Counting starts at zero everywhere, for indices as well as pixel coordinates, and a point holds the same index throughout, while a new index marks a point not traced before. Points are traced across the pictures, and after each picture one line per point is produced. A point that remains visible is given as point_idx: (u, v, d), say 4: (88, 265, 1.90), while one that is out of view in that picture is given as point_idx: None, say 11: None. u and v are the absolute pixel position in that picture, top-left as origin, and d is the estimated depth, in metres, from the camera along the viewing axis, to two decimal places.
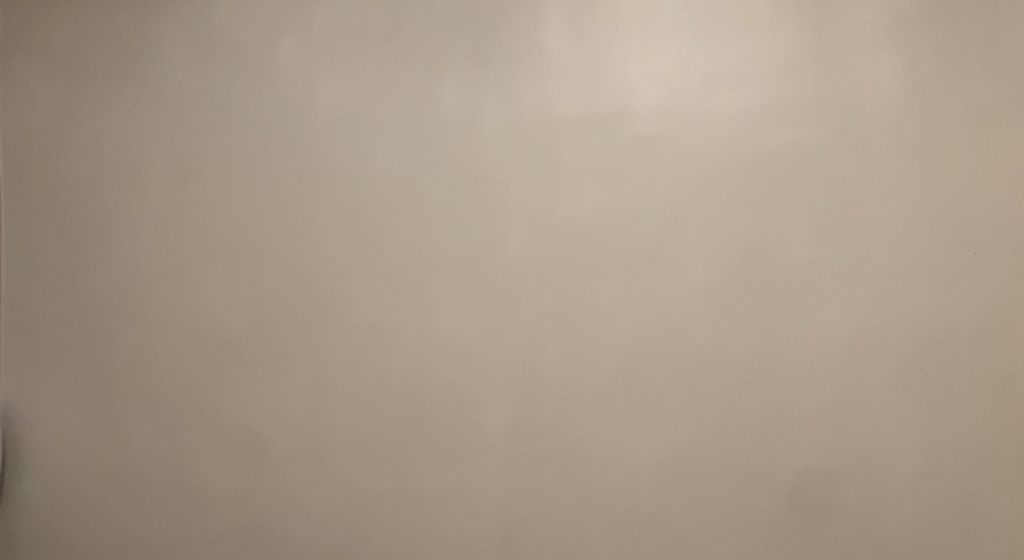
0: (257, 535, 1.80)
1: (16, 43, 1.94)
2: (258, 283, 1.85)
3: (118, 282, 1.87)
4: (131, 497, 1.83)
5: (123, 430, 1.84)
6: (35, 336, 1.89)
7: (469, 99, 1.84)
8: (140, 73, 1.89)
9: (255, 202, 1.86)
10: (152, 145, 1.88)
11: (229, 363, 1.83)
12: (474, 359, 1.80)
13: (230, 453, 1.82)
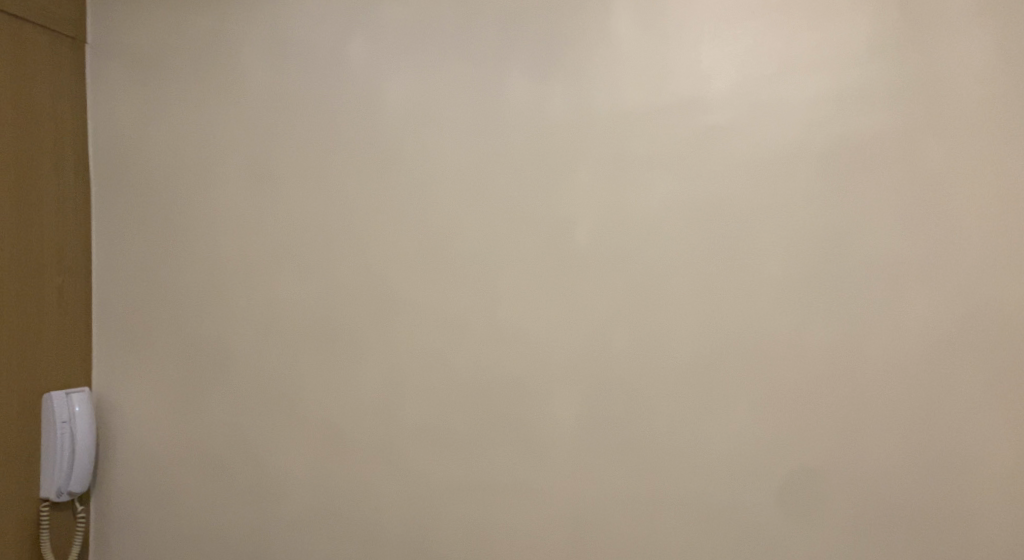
0: (336, 518, 1.87)
1: (100, 44, 2.00)
2: (332, 275, 1.89)
3: (199, 275, 1.94)
4: (217, 482, 1.91)
5: (208, 418, 1.92)
6: (123, 328, 1.97)
7: (537, 92, 1.82)
8: (217, 71, 1.94)
9: (329, 196, 1.90)
10: (230, 143, 1.93)
11: (305, 353, 1.89)
12: (542, 351, 1.81)
13: (309, 441, 1.88)
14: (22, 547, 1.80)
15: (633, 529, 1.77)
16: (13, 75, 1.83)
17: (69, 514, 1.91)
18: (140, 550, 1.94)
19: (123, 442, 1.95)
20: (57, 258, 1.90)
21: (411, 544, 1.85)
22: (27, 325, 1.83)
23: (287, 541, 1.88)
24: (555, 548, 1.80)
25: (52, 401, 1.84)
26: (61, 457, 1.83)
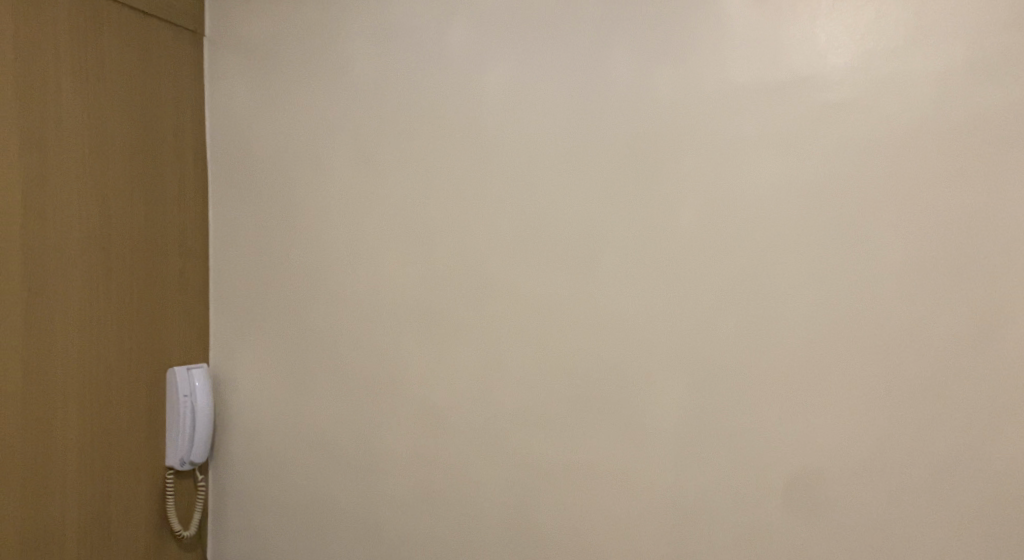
0: (438, 496, 1.90)
1: (217, 36, 2.08)
2: (432, 259, 1.90)
3: (309, 257, 2.00)
4: (326, 457, 1.99)
5: (317, 396, 1.99)
6: (240, 307, 2.07)
7: (641, 72, 1.74)
8: (325, 59, 1.98)
9: (430, 180, 1.91)
10: (337, 129, 1.97)
11: (407, 335, 1.92)
12: (642, 338, 1.75)
13: (411, 420, 1.92)
14: (151, 513, 1.95)
15: (737, 525, 1.69)
16: (140, 69, 1.92)
17: (190, 483, 2.04)
18: (256, 518, 2.05)
19: (239, 416, 2.06)
20: (178, 242, 2.01)
21: (510, 527, 1.85)
22: (153, 307, 1.95)
23: (393, 516, 1.94)
24: (655, 540, 1.75)
25: (176, 377, 1.96)
26: (184, 429, 1.96)
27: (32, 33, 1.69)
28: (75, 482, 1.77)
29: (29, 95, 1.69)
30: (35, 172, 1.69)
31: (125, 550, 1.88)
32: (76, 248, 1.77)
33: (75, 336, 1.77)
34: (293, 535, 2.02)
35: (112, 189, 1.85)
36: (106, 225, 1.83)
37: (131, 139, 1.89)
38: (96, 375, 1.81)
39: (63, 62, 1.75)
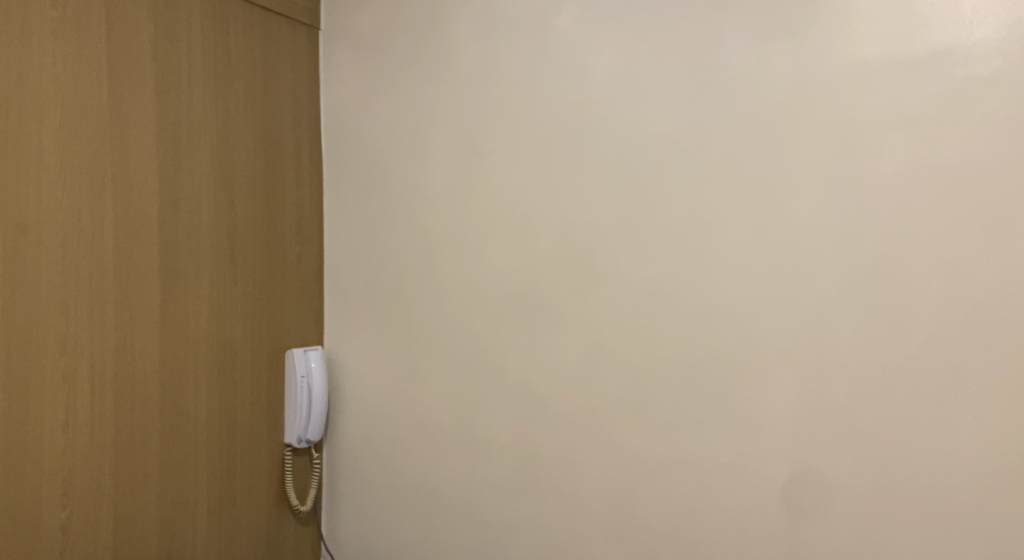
0: (539, 488, 1.83)
1: (331, 30, 2.08)
2: (533, 246, 1.83)
3: (414, 242, 1.98)
4: (429, 442, 1.95)
5: (419, 382, 1.96)
6: (348, 291, 2.07)
7: (758, 50, 1.61)
8: (433, 47, 1.94)
9: (532, 165, 1.83)
10: (446, 115, 1.93)
11: (508, 323, 1.86)
12: (755, 332, 1.62)
13: (511, 409, 1.85)
14: (272, 491, 1.94)
15: (870, 528, 1.54)
16: (261, 62, 1.93)
17: (306, 459, 2.05)
18: (364, 500, 2.03)
19: (350, 400, 2.06)
20: (293, 230, 2.02)
21: (617, 521, 1.75)
22: (273, 294, 1.96)
23: (496, 502, 1.87)
24: (773, 539, 1.61)
25: (294, 358, 1.97)
26: (301, 407, 1.96)
27: (167, 29, 1.72)
28: (206, 470, 1.78)
29: (165, 89, 1.71)
30: (169, 162, 1.72)
31: (249, 536, 1.88)
32: (205, 236, 1.79)
33: (205, 324, 1.79)
34: (398, 520, 1.99)
35: (236, 178, 1.87)
36: (230, 214, 1.85)
37: (252, 128, 1.91)
38: (225, 363, 1.83)
39: (195, 55, 1.77)
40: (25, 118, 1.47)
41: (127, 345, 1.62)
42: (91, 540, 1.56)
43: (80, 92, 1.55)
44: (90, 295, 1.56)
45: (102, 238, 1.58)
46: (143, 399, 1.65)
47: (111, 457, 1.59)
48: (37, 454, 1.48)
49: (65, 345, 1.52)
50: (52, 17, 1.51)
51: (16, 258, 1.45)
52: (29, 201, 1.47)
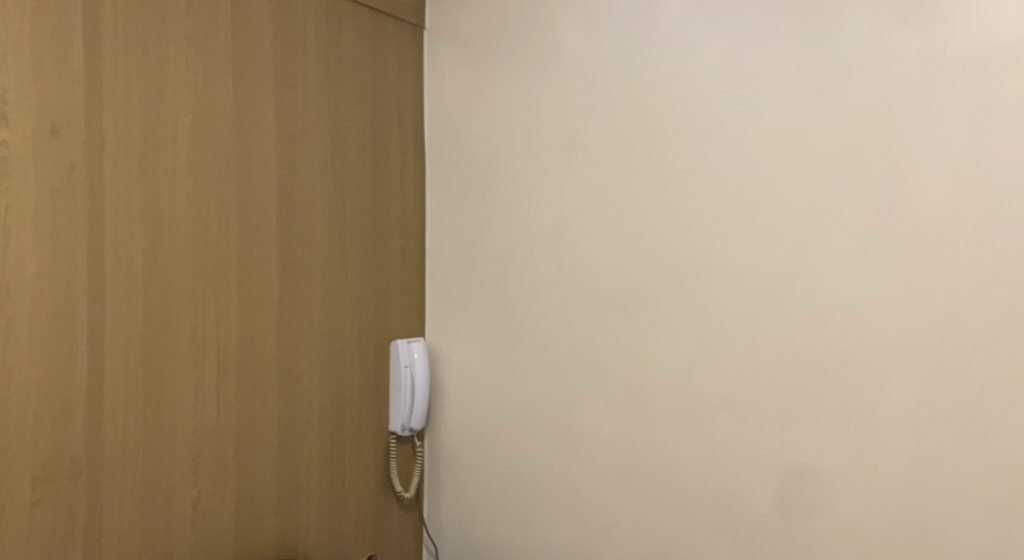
0: (642, 483, 1.83)
1: (435, 27, 2.11)
2: (637, 241, 1.83)
3: (515, 237, 1.99)
4: (530, 435, 1.98)
5: (520, 375, 1.99)
6: (450, 285, 2.11)
7: (884, 42, 1.57)
8: (539, 44, 1.94)
9: (637, 160, 1.82)
10: (548, 109, 1.93)
11: (610, 319, 1.86)
12: (871, 329, 1.59)
13: (613, 404, 1.86)
14: (377, 478, 2.01)
15: (998, 535, 1.49)
16: (370, 61, 1.98)
17: (410, 448, 2.11)
18: (466, 489, 2.08)
19: (452, 391, 2.10)
20: (398, 225, 2.07)
21: (719, 518, 1.74)
22: (379, 286, 2.02)
23: (597, 495, 1.89)
24: (885, 541, 1.58)
25: (397, 349, 2.03)
26: (405, 397, 2.02)
27: (285, 30, 1.78)
28: (317, 455, 1.85)
29: (284, 89, 1.78)
30: (286, 159, 1.79)
31: (356, 520, 1.95)
32: (318, 231, 1.86)
33: (319, 315, 1.86)
34: (499, 509, 2.03)
35: (346, 175, 1.93)
36: (340, 209, 1.91)
37: (362, 126, 1.97)
38: (335, 354, 1.90)
39: (311, 56, 1.84)
40: (162, 118, 1.55)
41: (247, 334, 1.70)
42: (217, 518, 1.64)
43: (210, 93, 1.63)
44: (216, 286, 1.64)
45: (227, 231, 1.66)
46: (262, 385, 1.73)
47: (234, 440, 1.67)
48: (172, 436, 1.56)
49: (195, 333, 1.60)
50: (184, 23, 1.58)
51: (155, 250, 1.54)
52: (165, 197, 1.55)
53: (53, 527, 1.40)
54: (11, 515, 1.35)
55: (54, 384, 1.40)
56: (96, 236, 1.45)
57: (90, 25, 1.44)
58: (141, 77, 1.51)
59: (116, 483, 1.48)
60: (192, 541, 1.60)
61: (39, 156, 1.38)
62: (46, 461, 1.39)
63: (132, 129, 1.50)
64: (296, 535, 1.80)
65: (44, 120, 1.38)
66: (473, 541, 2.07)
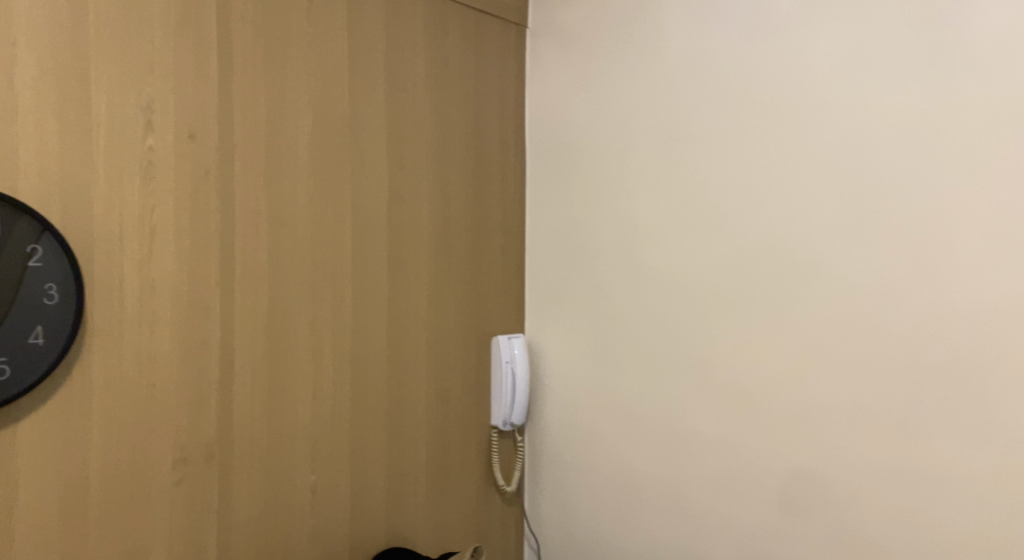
0: (749, 484, 1.79)
1: (537, 26, 2.13)
2: (744, 237, 1.78)
3: (617, 234, 1.98)
4: (631, 433, 1.97)
5: (622, 372, 1.98)
6: (550, 282, 2.12)
7: (1016, 30, 1.49)
8: (641, 39, 1.93)
9: (746, 154, 1.78)
10: (652, 103, 1.91)
11: (716, 317, 1.83)
12: (999, 331, 1.52)
13: (718, 403, 1.83)
14: (480, 470, 2.06)
15: None
16: (475, 62, 2.02)
17: (511, 442, 2.15)
18: (564, 485, 2.10)
19: (552, 387, 2.12)
20: (500, 223, 2.10)
21: (829, 521, 1.69)
22: (481, 283, 2.05)
23: (700, 496, 1.86)
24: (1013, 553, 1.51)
25: (499, 345, 2.06)
26: (506, 393, 2.06)
27: (394, 34, 1.84)
28: (423, 447, 1.91)
29: (393, 91, 1.84)
30: (395, 159, 1.84)
31: (460, 511, 2.00)
32: (424, 229, 1.91)
33: (425, 310, 1.92)
34: (597, 507, 2.04)
35: (451, 174, 1.97)
36: (445, 208, 1.96)
37: (467, 126, 2.01)
38: (439, 348, 1.95)
39: (419, 59, 1.89)
40: (283, 122, 1.63)
41: (359, 327, 1.77)
42: (332, 504, 1.72)
43: (327, 97, 1.71)
44: (330, 281, 1.71)
45: (341, 230, 1.73)
46: (374, 377, 1.80)
47: (350, 427, 1.75)
48: (292, 424, 1.65)
49: (313, 326, 1.68)
50: (304, 30, 1.66)
51: (278, 248, 1.62)
52: (286, 197, 1.63)
53: (191, 505, 1.50)
54: (155, 493, 1.46)
55: (191, 373, 1.50)
56: (227, 234, 1.54)
57: (222, 37, 1.53)
58: (266, 83, 1.60)
59: (243, 467, 1.57)
60: (311, 523, 1.68)
61: (179, 160, 1.48)
62: (185, 444, 1.49)
63: (259, 133, 1.59)
64: (405, 523, 1.87)
65: (183, 126, 1.48)
66: (572, 537, 2.09)
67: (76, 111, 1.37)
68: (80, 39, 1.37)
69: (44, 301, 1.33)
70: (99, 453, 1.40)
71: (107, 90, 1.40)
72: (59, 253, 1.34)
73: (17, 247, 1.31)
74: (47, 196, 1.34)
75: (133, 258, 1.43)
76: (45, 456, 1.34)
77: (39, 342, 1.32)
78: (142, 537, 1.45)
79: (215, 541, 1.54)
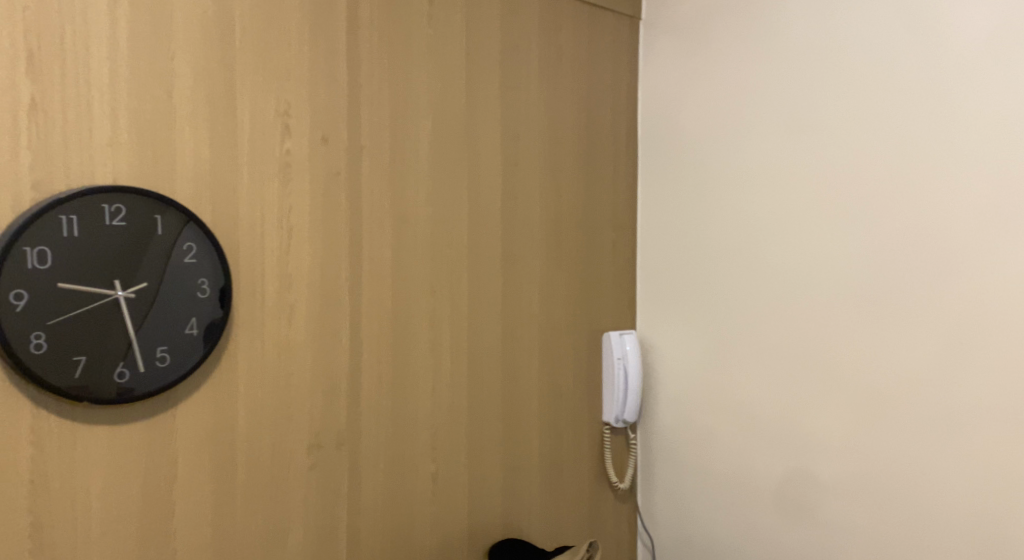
0: (881, 490, 1.72)
1: (652, 19, 2.12)
2: (877, 232, 1.71)
3: (735, 230, 1.94)
4: (753, 434, 1.92)
5: (742, 371, 1.94)
6: (665, 278, 2.10)
7: None
8: (761, 29, 1.89)
9: (877, 145, 1.70)
10: (773, 95, 1.87)
11: (844, 315, 1.76)
12: None
13: (847, 405, 1.76)
14: (593, 466, 2.08)
15: None
16: (588, 59, 2.04)
17: (624, 439, 2.16)
18: (677, 484, 2.09)
19: (665, 385, 2.10)
20: (613, 218, 2.10)
21: (972, 532, 1.60)
22: (594, 280, 2.06)
23: (827, 502, 1.80)
24: None
25: (611, 342, 2.08)
26: (618, 390, 2.07)
27: (509, 34, 1.88)
28: (538, 441, 1.94)
29: (508, 90, 1.88)
30: (510, 157, 1.88)
31: (574, 505, 2.03)
32: (538, 226, 1.94)
33: (539, 306, 1.95)
34: (713, 507, 2.01)
35: (565, 172, 2.00)
36: (558, 205, 1.98)
37: (580, 123, 2.02)
38: (553, 343, 1.98)
39: (534, 58, 1.92)
40: (407, 124, 1.69)
41: (476, 323, 1.82)
42: (451, 494, 1.78)
43: (446, 98, 1.76)
44: (447, 277, 1.76)
45: (457, 227, 1.78)
46: (489, 371, 1.84)
47: (467, 420, 1.80)
48: (414, 415, 1.71)
49: (432, 320, 1.74)
50: (426, 33, 1.72)
51: (401, 245, 1.68)
52: (408, 196, 1.69)
53: (324, 490, 1.59)
54: (292, 478, 1.54)
55: (323, 363, 1.58)
56: (356, 232, 1.62)
57: (350, 43, 1.61)
58: (389, 86, 1.66)
59: (370, 456, 1.64)
60: (432, 511, 1.74)
61: (313, 161, 1.56)
62: (318, 432, 1.57)
63: (383, 134, 1.65)
64: (520, 515, 1.91)
65: (317, 130, 1.56)
66: (689, 538, 2.07)
67: (224, 118, 1.46)
68: (227, 50, 1.46)
69: (198, 295, 1.43)
70: (243, 439, 1.49)
71: (250, 97, 1.49)
72: (210, 249, 1.44)
73: (175, 245, 1.41)
74: (199, 196, 1.44)
75: (272, 256, 1.52)
76: (197, 440, 1.45)
77: (195, 333, 1.42)
78: (280, 519, 1.54)
79: (344, 526, 1.61)
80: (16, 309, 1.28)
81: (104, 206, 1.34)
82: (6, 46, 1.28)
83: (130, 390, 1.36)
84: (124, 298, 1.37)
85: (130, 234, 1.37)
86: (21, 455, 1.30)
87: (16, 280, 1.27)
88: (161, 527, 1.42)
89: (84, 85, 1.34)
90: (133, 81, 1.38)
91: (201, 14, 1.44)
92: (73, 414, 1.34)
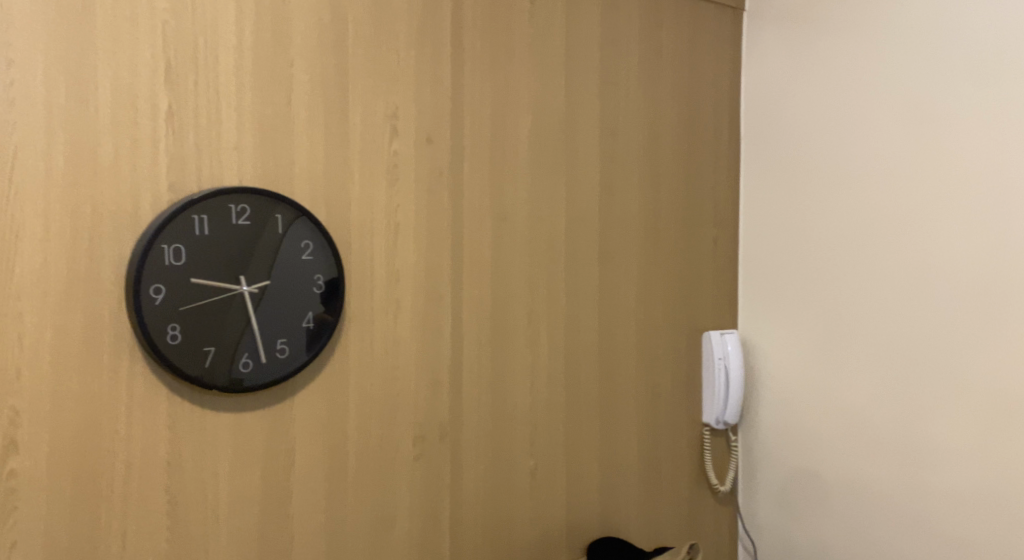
0: (1006, 499, 1.64)
1: (756, 11, 2.08)
2: (1002, 228, 1.64)
3: (845, 228, 1.89)
4: (864, 438, 1.87)
5: (853, 372, 1.89)
6: (770, 278, 2.06)
7: None
8: (871, 18, 1.83)
9: (1001, 137, 1.63)
10: (885, 87, 1.81)
11: (965, 314, 1.69)
12: None
13: (968, 409, 1.69)
14: (693, 467, 2.06)
15: None
16: (689, 55, 2.02)
17: (724, 441, 2.13)
18: (782, 489, 2.05)
19: (769, 386, 2.07)
20: (714, 216, 2.08)
21: None
22: (694, 278, 2.05)
23: (946, 511, 1.73)
24: None
25: (711, 341, 2.06)
26: (719, 390, 2.05)
27: (609, 31, 1.88)
28: (636, 439, 1.95)
29: (608, 88, 1.88)
30: (609, 154, 1.89)
31: (673, 505, 2.02)
32: (637, 224, 1.94)
33: (638, 304, 1.95)
34: (821, 514, 1.96)
35: (665, 169, 1.99)
36: (658, 203, 1.98)
37: (681, 120, 2.01)
38: (652, 341, 1.98)
39: (634, 55, 1.92)
40: (507, 123, 1.72)
41: (574, 320, 1.84)
42: (550, 489, 1.80)
43: (546, 97, 1.78)
44: (546, 275, 1.79)
45: (556, 225, 1.80)
46: (588, 369, 1.86)
47: (565, 416, 1.82)
48: (513, 410, 1.74)
49: (531, 317, 1.76)
50: (526, 33, 1.75)
51: (501, 243, 1.72)
52: (508, 195, 1.73)
53: (428, 482, 1.63)
54: (398, 469, 1.60)
55: (427, 358, 1.63)
56: (459, 231, 1.66)
57: (454, 45, 1.65)
58: (491, 87, 1.70)
59: (471, 450, 1.68)
60: (532, 506, 1.77)
61: (419, 162, 1.61)
62: (423, 425, 1.62)
63: (485, 134, 1.69)
64: (619, 512, 1.91)
65: (422, 131, 1.61)
66: (795, 544, 2.02)
67: (337, 121, 1.52)
68: (340, 56, 1.52)
69: (313, 289, 1.50)
70: (353, 430, 1.55)
71: (361, 100, 1.55)
72: (325, 246, 1.50)
73: (294, 243, 1.48)
74: (314, 196, 1.51)
75: (380, 253, 1.57)
76: (311, 429, 1.51)
77: (310, 326, 1.49)
78: (387, 509, 1.59)
79: (447, 518, 1.66)
80: (155, 304, 1.36)
81: (230, 206, 1.42)
82: (148, 58, 1.37)
83: (253, 380, 1.44)
84: (248, 293, 1.44)
85: (254, 232, 1.44)
86: (158, 440, 1.39)
87: (155, 275, 1.36)
88: (279, 512, 1.49)
89: (213, 92, 1.42)
90: (257, 88, 1.45)
91: (318, 22, 1.50)
92: (202, 402, 1.42)
